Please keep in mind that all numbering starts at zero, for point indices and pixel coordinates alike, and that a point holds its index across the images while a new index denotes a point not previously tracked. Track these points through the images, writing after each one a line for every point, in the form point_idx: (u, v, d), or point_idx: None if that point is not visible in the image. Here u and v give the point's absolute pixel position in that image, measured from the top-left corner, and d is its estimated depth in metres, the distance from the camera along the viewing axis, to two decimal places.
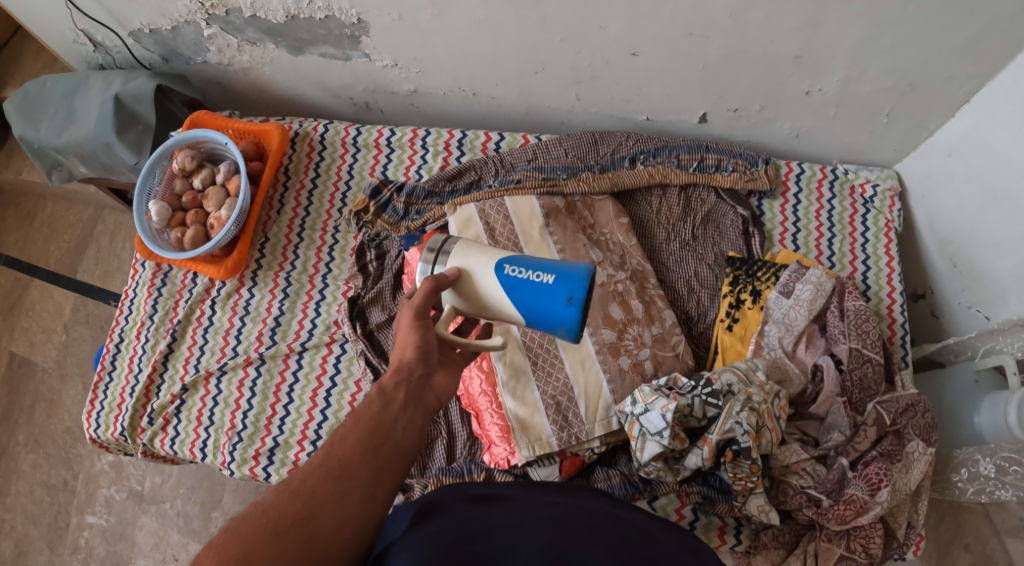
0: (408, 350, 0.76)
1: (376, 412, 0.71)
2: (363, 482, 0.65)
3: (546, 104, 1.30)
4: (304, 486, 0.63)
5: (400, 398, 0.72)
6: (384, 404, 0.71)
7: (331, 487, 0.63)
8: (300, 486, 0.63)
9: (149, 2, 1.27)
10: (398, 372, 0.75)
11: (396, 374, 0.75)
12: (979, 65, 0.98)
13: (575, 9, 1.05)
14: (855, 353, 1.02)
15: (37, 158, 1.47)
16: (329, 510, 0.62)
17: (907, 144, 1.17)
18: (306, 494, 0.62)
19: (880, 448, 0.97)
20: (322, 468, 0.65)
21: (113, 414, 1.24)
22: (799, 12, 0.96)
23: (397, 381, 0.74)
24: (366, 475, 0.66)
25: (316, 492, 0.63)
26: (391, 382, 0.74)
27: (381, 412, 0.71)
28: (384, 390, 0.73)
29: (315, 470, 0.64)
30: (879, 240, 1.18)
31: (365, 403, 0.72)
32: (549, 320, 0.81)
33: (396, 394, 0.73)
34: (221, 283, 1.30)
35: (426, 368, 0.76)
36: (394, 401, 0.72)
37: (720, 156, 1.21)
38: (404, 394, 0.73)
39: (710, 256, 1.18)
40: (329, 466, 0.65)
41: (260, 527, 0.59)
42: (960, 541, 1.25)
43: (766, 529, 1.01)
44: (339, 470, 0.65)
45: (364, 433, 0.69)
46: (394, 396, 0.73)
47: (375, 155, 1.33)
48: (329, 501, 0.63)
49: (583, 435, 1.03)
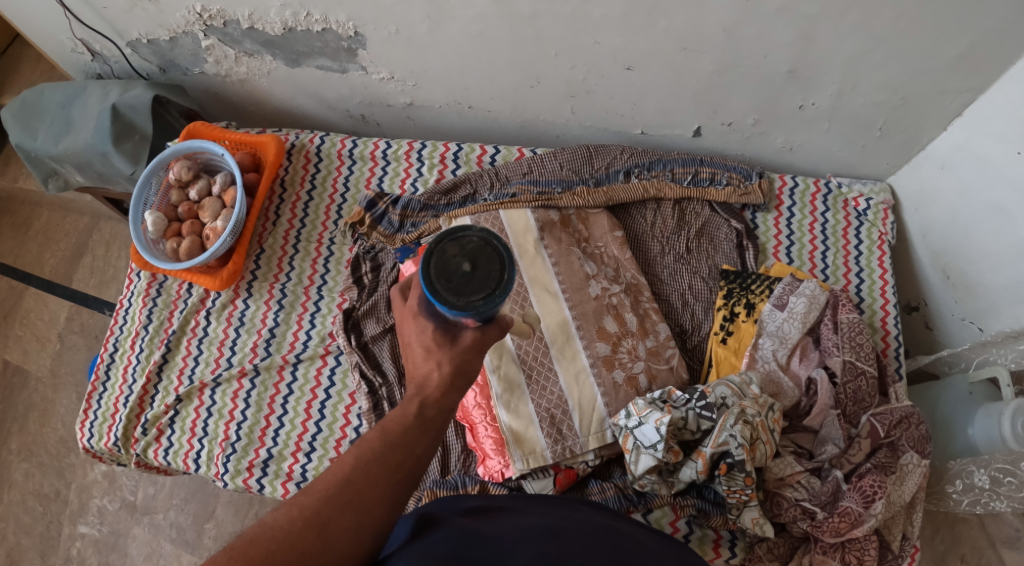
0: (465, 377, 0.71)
1: (408, 441, 0.69)
2: (379, 517, 0.65)
3: (541, 118, 1.31)
4: (319, 516, 0.63)
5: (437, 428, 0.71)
6: (421, 433, 0.70)
7: (346, 519, 0.63)
8: (314, 514, 0.63)
9: (148, 13, 1.27)
10: (443, 397, 0.71)
11: (440, 400, 0.71)
12: (970, 79, 0.99)
13: (570, 24, 1.06)
14: (849, 365, 1.02)
15: (33, 166, 1.47)
16: (339, 543, 0.62)
17: (899, 157, 1.18)
18: (320, 524, 0.62)
19: (874, 460, 0.97)
20: (340, 497, 0.64)
21: (107, 424, 1.24)
22: (792, 28, 0.98)
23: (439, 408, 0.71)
24: (383, 510, 0.65)
25: (329, 524, 0.63)
26: (434, 408, 0.71)
27: (412, 441, 0.69)
28: (424, 416, 0.70)
29: (332, 499, 0.64)
30: (872, 252, 1.19)
31: (400, 426, 0.69)
32: (481, 315, 0.69)
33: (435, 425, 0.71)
34: (216, 294, 1.30)
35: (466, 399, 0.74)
36: (431, 432, 0.70)
37: (713, 169, 1.22)
38: (439, 425, 0.71)
39: (703, 269, 1.18)
40: (348, 496, 0.64)
41: (270, 555, 0.60)
42: (955, 552, 1.25)
43: (760, 542, 1.00)
44: (357, 502, 0.64)
45: (389, 464, 0.67)
46: (432, 424, 0.71)
47: (371, 168, 1.34)
48: (340, 534, 0.63)
49: (577, 448, 1.03)
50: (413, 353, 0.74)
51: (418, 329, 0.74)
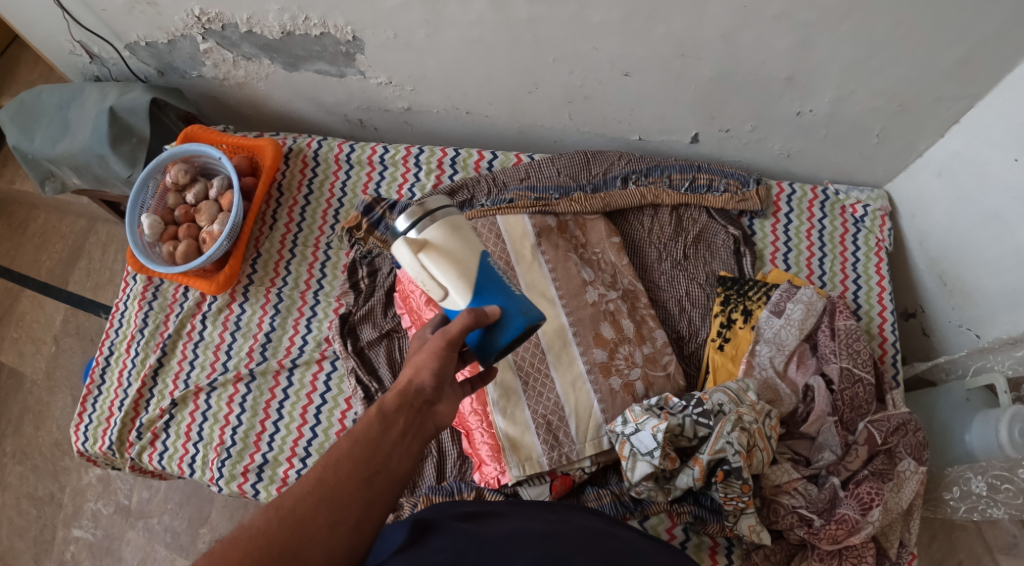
0: (422, 372, 0.72)
1: (375, 437, 0.67)
2: (353, 514, 0.63)
3: (539, 124, 1.31)
4: (294, 515, 0.61)
5: (401, 424, 0.69)
6: (383, 429, 0.68)
7: (321, 517, 0.62)
8: (289, 513, 0.61)
9: (146, 16, 1.27)
10: (404, 393, 0.71)
11: (402, 395, 0.71)
12: (967, 87, 0.99)
13: (568, 30, 1.06)
14: (846, 372, 1.02)
15: (30, 168, 1.47)
16: (317, 541, 0.61)
17: (896, 164, 1.18)
18: (295, 522, 0.61)
19: (872, 468, 0.97)
20: (313, 495, 0.62)
21: (101, 428, 1.23)
22: (790, 34, 0.98)
23: (401, 404, 0.70)
24: (357, 506, 0.64)
25: (305, 522, 0.61)
26: (395, 404, 0.70)
27: (378, 437, 0.68)
28: (386, 412, 0.69)
29: (305, 496, 0.62)
30: (870, 259, 1.19)
31: (365, 423, 0.68)
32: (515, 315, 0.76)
33: (398, 420, 0.69)
34: (212, 298, 1.29)
35: (434, 394, 0.73)
36: (394, 426, 0.69)
37: (711, 176, 1.22)
38: (404, 421, 0.70)
39: (701, 276, 1.18)
40: (321, 494, 0.63)
41: (248, 555, 0.58)
42: (952, 558, 1.25)
43: (757, 550, 0.99)
44: (330, 499, 0.63)
45: (360, 460, 0.66)
46: (396, 420, 0.69)
47: (368, 172, 1.34)
48: (317, 532, 0.61)
49: (574, 454, 1.03)
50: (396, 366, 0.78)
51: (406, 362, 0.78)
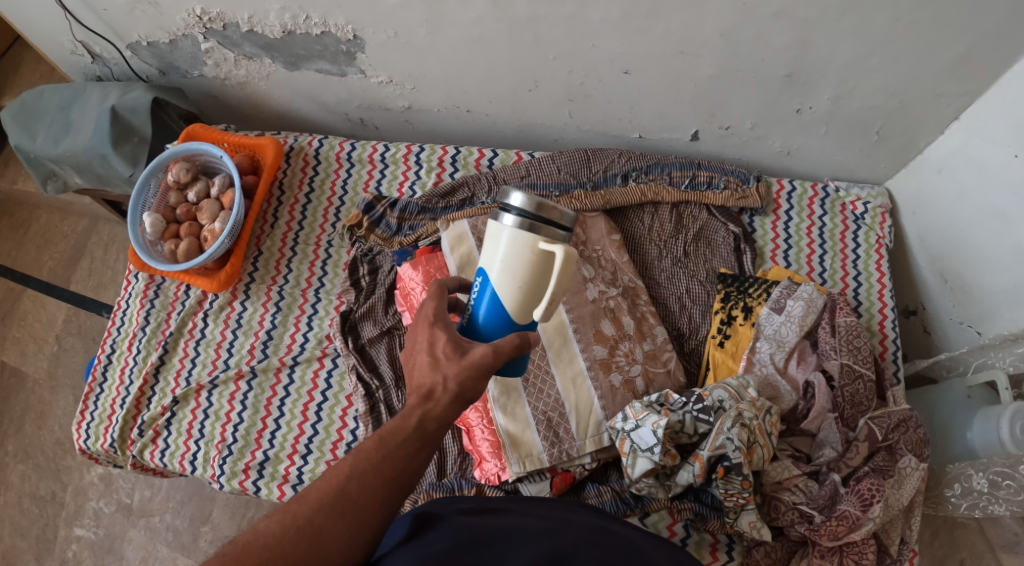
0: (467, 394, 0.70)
1: (406, 455, 0.67)
2: (370, 529, 0.64)
3: (539, 122, 1.31)
4: (312, 526, 0.62)
5: (433, 443, 0.69)
6: (416, 448, 0.68)
7: (339, 530, 0.62)
8: (307, 524, 0.62)
9: (147, 16, 1.28)
10: (445, 413, 0.69)
11: (444, 414, 0.69)
12: (966, 84, 0.99)
13: (567, 28, 1.06)
14: (846, 368, 1.02)
15: (31, 168, 1.47)
16: (332, 553, 0.62)
17: (897, 161, 1.18)
18: (312, 534, 0.61)
19: (873, 464, 0.97)
20: (334, 508, 0.63)
21: (103, 425, 1.23)
22: (789, 31, 0.98)
23: (439, 423, 0.69)
24: (375, 522, 0.64)
25: (322, 534, 0.62)
26: (434, 423, 0.69)
27: (409, 456, 0.67)
28: (422, 431, 0.68)
29: (325, 508, 0.63)
30: (870, 256, 1.19)
31: (397, 435, 0.68)
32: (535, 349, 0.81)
33: (432, 439, 0.69)
34: (214, 296, 1.30)
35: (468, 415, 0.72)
36: (427, 446, 0.68)
37: (711, 173, 1.22)
38: (437, 441, 0.69)
39: (701, 273, 1.18)
40: (341, 507, 0.63)
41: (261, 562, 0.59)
42: (954, 556, 1.25)
43: (758, 546, 0.99)
44: (349, 514, 0.63)
45: (385, 476, 0.65)
46: (429, 439, 0.69)
47: (369, 170, 1.34)
48: (332, 545, 0.62)
49: (574, 450, 1.03)
50: (419, 361, 0.71)
51: (428, 338, 0.72)
